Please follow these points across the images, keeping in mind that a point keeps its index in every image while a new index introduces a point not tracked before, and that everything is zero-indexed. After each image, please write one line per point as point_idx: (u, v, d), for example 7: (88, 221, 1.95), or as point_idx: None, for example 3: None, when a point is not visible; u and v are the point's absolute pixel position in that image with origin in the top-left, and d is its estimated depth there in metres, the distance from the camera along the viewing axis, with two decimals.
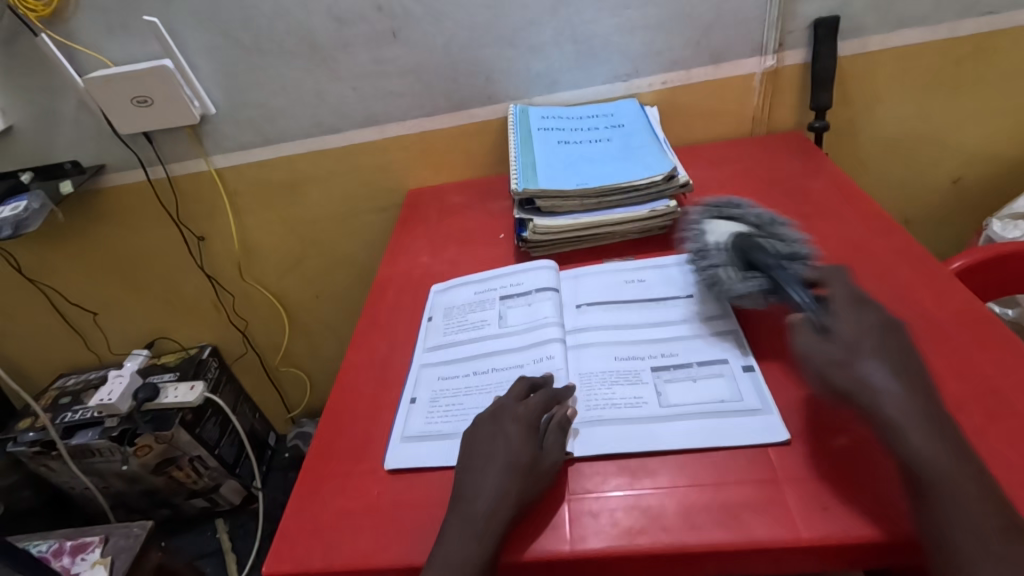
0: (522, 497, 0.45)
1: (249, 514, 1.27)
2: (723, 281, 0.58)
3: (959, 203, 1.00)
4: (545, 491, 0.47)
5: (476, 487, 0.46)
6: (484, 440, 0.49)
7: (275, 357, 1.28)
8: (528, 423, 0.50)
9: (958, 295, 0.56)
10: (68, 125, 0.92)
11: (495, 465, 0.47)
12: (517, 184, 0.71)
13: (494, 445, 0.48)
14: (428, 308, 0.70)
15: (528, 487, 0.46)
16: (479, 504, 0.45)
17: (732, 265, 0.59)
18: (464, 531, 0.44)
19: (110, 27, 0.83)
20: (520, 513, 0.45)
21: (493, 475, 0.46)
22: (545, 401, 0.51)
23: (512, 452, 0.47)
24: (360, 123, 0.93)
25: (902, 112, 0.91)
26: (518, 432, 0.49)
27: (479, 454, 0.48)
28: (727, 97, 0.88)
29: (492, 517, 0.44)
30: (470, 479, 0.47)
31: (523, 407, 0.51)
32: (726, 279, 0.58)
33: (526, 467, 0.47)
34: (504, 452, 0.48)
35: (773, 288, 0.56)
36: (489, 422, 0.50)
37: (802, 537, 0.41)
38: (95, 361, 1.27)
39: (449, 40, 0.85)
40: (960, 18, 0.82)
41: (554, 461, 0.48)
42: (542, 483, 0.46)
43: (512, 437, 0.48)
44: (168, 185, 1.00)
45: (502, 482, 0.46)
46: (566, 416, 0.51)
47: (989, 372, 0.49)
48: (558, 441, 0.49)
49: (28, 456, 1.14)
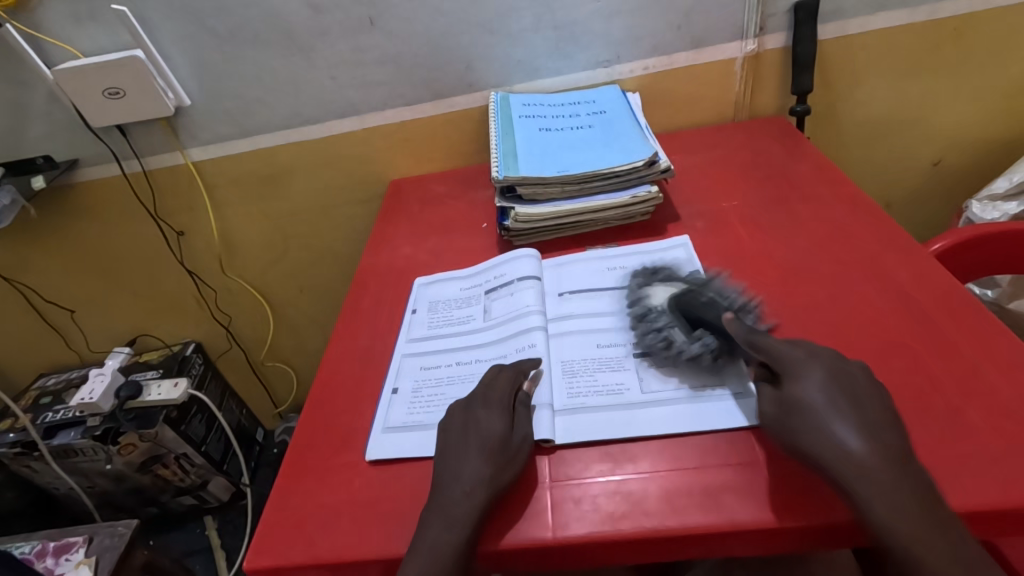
0: (499, 476, 0.45)
1: (237, 510, 1.27)
2: (674, 343, 0.53)
3: (939, 186, 1.01)
4: (521, 473, 0.47)
5: (454, 473, 0.46)
6: (461, 429, 0.49)
7: (260, 352, 1.26)
8: (501, 406, 0.50)
9: (935, 276, 0.57)
10: (39, 119, 0.90)
11: (470, 449, 0.47)
12: (497, 172, 0.70)
13: (466, 432, 0.49)
14: (412, 300, 0.69)
15: (503, 469, 0.46)
16: (457, 487, 0.45)
17: (682, 324, 0.55)
18: (442, 518, 0.43)
19: (78, 17, 0.81)
20: (498, 495, 0.45)
21: (469, 459, 0.46)
22: (511, 381, 0.52)
23: (483, 436, 0.48)
24: (339, 113, 0.91)
25: (882, 96, 0.91)
26: (490, 416, 0.49)
27: (454, 441, 0.49)
28: (709, 82, 0.88)
29: (471, 498, 0.44)
30: (449, 465, 0.47)
31: (491, 392, 0.51)
32: (673, 337, 0.54)
33: (499, 448, 0.47)
34: (478, 435, 0.48)
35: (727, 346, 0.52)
36: (460, 411, 0.51)
37: (782, 518, 0.41)
38: (76, 360, 1.25)
39: (428, 27, 0.83)
40: (938, 1, 0.82)
41: (524, 439, 0.48)
42: (516, 463, 0.47)
43: (485, 421, 0.49)
44: (144, 179, 0.98)
45: (477, 464, 0.46)
46: (526, 391, 0.52)
47: (966, 351, 0.49)
48: (524, 418, 0.50)
49: (9, 457, 1.12)
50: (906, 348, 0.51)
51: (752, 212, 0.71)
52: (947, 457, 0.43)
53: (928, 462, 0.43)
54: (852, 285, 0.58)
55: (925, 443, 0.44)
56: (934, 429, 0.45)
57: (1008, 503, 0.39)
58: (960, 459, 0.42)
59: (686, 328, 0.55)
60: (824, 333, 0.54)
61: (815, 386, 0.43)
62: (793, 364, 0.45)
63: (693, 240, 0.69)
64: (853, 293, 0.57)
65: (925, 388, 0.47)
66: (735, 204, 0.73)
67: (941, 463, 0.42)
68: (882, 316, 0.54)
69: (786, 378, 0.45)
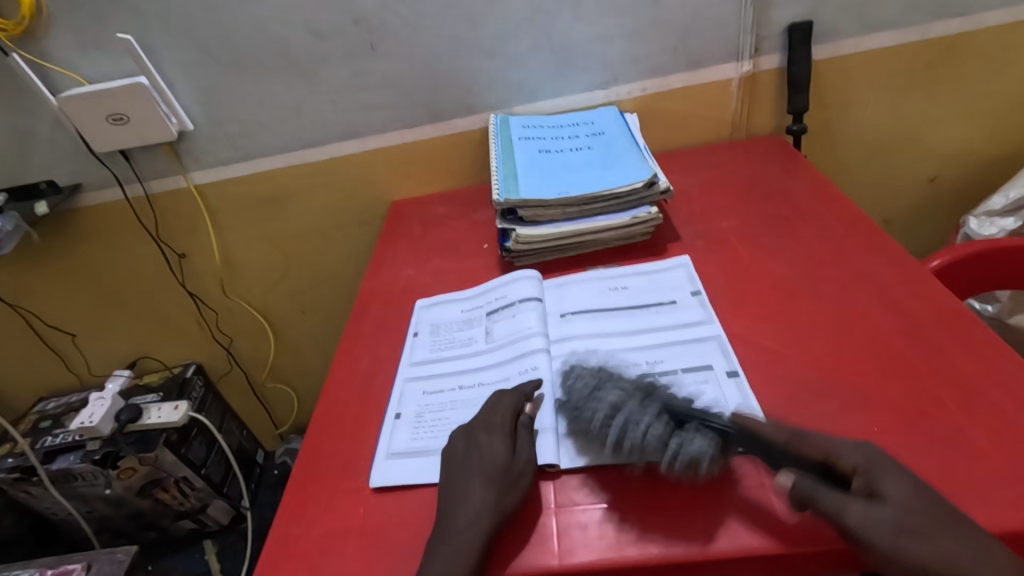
0: (501, 502, 0.45)
1: (238, 534, 1.25)
2: (667, 440, 0.45)
3: (935, 203, 1.02)
4: (524, 498, 0.47)
5: (458, 499, 0.46)
6: (464, 455, 0.49)
7: (261, 373, 1.26)
8: (502, 430, 0.50)
9: (935, 293, 0.57)
10: (44, 145, 0.91)
11: (473, 475, 0.47)
12: (498, 194, 0.71)
13: (469, 457, 0.49)
14: (414, 323, 0.69)
15: (506, 493, 0.46)
16: (461, 514, 0.45)
17: (665, 418, 0.47)
18: (445, 547, 0.43)
19: (84, 46, 0.82)
20: (502, 521, 0.45)
21: (472, 486, 0.46)
22: (512, 404, 0.52)
23: (486, 460, 0.48)
24: (340, 136, 0.92)
25: (877, 114, 0.92)
26: (491, 440, 0.49)
27: (457, 466, 0.49)
28: (705, 102, 0.89)
29: (475, 526, 0.44)
30: (453, 492, 0.47)
31: (492, 416, 0.51)
32: (650, 425, 0.46)
33: (501, 472, 0.47)
34: (479, 460, 0.48)
35: (723, 442, 0.46)
36: (463, 437, 0.51)
37: (789, 543, 0.41)
38: (76, 383, 1.25)
39: (429, 51, 0.85)
40: (929, 22, 0.83)
41: (527, 462, 0.48)
42: (520, 487, 0.46)
43: (486, 446, 0.49)
44: (146, 203, 0.99)
45: (480, 491, 0.46)
46: (529, 414, 0.52)
47: (970, 371, 0.49)
48: (527, 442, 0.50)
49: (7, 483, 1.11)
50: (909, 366, 0.51)
51: (751, 231, 0.72)
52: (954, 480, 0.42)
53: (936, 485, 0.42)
54: (853, 303, 0.58)
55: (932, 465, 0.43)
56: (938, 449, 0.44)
57: (1016, 525, 0.39)
58: (968, 480, 0.42)
59: (671, 425, 0.47)
60: (827, 353, 0.54)
61: (899, 488, 0.39)
62: (880, 463, 0.41)
63: (693, 260, 0.69)
64: (854, 311, 0.57)
65: (929, 408, 0.47)
66: (734, 223, 0.74)
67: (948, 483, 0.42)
68: (883, 336, 0.54)
69: (860, 477, 0.41)
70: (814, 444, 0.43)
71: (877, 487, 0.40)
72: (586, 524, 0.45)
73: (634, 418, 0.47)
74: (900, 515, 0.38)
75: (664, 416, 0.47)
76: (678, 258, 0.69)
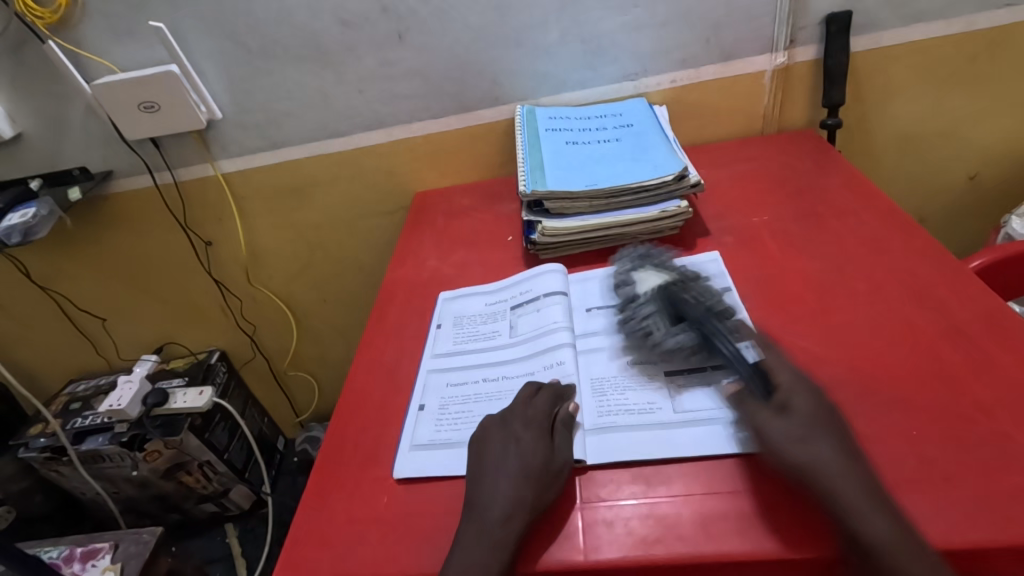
0: (538, 500, 0.45)
1: (258, 519, 1.27)
2: (654, 333, 0.55)
3: (974, 201, 0.99)
4: (556, 499, 0.46)
5: (491, 493, 0.45)
6: (500, 449, 0.48)
7: (284, 361, 1.28)
8: (540, 427, 0.49)
9: (979, 294, 0.55)
10: (78, 131, 0.93)
11: (510, 470, 0.46)
12: (525, 186, 0.70)
13: (505, 451, 0.48)
14: (437, 315, 0.69)
15: (544, 491, 0.45)
16: (496, 509, 0.44)
17: (662, 313, 0.56)
18: (479, 543, 0.42)
19: (117, 34, 0.83)
20: (536, 518, 0.45)
21: (508, 481, 0.46)
22: (553, 401, 0.52)
23: (524, 456, 0.47)
24: (366, 126, 0.92)
25: (916, 108, 0.89)
26: (529, 435, 0.48)
27: (491, 459, 0.48)
28: (737, 95, 0.87)
29: (509, 525, 0.43)
30: (484, 486, 0.46)
31: (530, 411, 0.51)
32: (654, 327, 0.56)
33: (540, 470, 0.46)
34: (517, 455, 0.47)
35: (703, 345, 0.53)
36: (497, 428, 0.50)
37: (824, 547, 0.40)
38: (105, 367, 1.27)
39: (456, 41, 0.84)
40: (976, 12, 0.80)
41: (566, 461, 0.47)
42: (558, 488, 0.46)
43: (525, 440, 0.48)
44: (175, 190, 1.00)
45: (517, 487, 0.45)
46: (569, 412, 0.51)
47: (1014, 375, 0.47)
48: (567, 442, 0.49)
49: (39, 462, 1.14)
50: (949, 368, 0.49)
51: (783, 227, 0.70)
52: (998, 488, 0.41)
53: (979, 493, 0.41)
54: (891, 303, 0.56)
55: (975, 471, 0.42)
56: (980, 456, 0.43)
57: None
58: (1011, 489, 0.40)
59: (669, 319, 0.56)
60: (863, 354, 0.52)
61: (806, 407, 0.44)
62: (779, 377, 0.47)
63: (723, 257, 0.68)
64: (894, 311, 0.55)
65: (971, 412, 0.46)
66: (766, 219, 0.72)
67: (992, 494, 0.40)
68: (922, 337, 0.52)
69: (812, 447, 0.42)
70: (740, 365, 0.49)
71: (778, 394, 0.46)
72: (611, 523, 0.44)
73: (638, 319, 0.57)
74: (761, 408, 0.45)
75: (677, 323, 0.55)
76: (706, 256, 0.68)
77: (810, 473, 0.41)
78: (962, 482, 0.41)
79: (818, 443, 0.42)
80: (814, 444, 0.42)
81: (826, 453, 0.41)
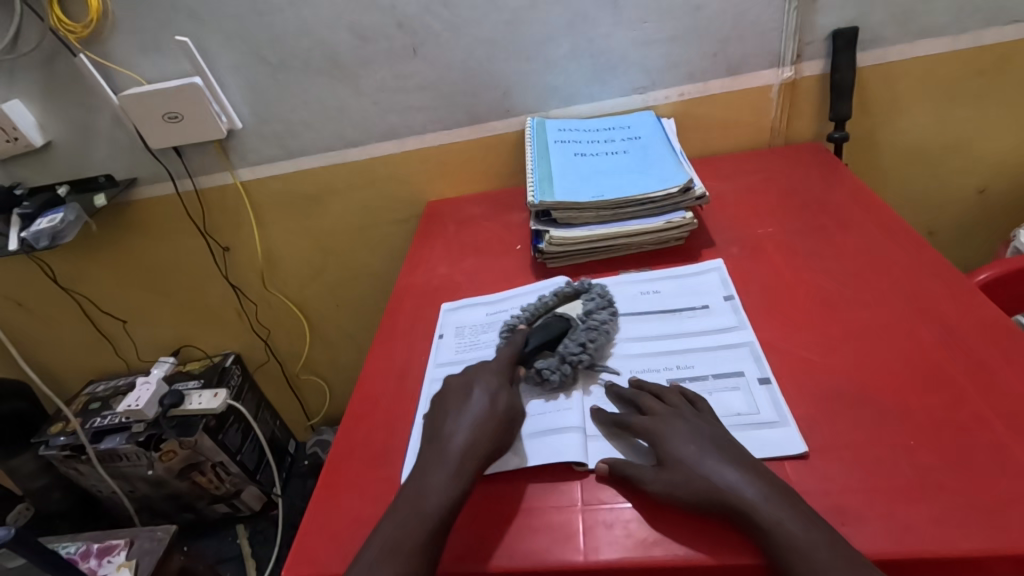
0: (487, 431, 0.50)
1: (269, 520, 1.29)
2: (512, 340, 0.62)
3: (982, 215, 0.99)
4: (503, 437, 0.51)
5: (445, 424, 0.51)
6: (452, 387, 0.55)
7: (296, 365, 1.30)
8: (501, 375, 0.55)
9: (980, 307, 0.55)
10: (104, 139, 0.96)
11: (461, 404, 0.52)
12: (533, 196, 0.72)
13: (460, 390, 0.54)
14: (439, 326, 0.70)
15: (493, 426, 0.50)
16: (444, 436, 0.50)
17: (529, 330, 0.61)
18: (430, 468, 0.48)
19: (143, 47, 0.87)
20: (489, 451, 0.49)
21: (460, 414, 0.51)
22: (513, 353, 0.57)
23: (479, 396, 0.52)
24: (379, 137, 0.95)
25: (923, 122, 0.89)
26: (486, 379, 0.54)
27: (448, 396, 0.54)
28: (744, 108, 0.88)
29: (453, 448, 0.49)
30: (440, 418, 0.52)
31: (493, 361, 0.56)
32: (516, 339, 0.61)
33: (490, 409, 0.51)
34: (470, 392, 0.53)
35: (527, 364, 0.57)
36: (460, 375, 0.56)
37: None
38: (123, 368, 1.31)
39: (468, 55, 0.86)
40: (983, 28, 0.81)
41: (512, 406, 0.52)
42: (504, 425, 0.51)
43: (481, 382, 0.54)
44: (196, 198, 1.03)
45: (467, 419, 0.51)
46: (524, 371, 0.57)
47: (1012, 387, 0.48)
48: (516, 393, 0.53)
49: (58, 460, 1.17)
50: (948, 380, 0.50)
51: (787, 239, 0.71)
52: (993, 497, 0.41)
53: (974, 502, 0.41)
54: (893, 314, 0.57)
55: (971, 480, 0.43)
56: (976, 466, 0.43)
57: None
58: (1006, 499, 0.41)
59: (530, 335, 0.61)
60: (863, 364, 0.53)
61: (671, 445, 0.47)
62: (659, 432, 0.48)
63: (727, 265, 0.69)
64: (894, 323, 0.56)
65: (968, 423, 0.46)
66: (771, 230, 0.73)
67: (986, 503, 0.41)
68: (922, 349, 0.53)
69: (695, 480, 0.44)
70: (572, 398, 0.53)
71: (662, 452, 0.47)
72: (611, 526, 0.45)
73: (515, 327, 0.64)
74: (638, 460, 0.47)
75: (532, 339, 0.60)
76: (710, 265, 0.69)
77: (716, 497, 0.43)
78: (958, 491, 0.42)
79: (731, 470, 0.44)
80: (726, 473, 0.44)
81: (733, 477, 0.44)
